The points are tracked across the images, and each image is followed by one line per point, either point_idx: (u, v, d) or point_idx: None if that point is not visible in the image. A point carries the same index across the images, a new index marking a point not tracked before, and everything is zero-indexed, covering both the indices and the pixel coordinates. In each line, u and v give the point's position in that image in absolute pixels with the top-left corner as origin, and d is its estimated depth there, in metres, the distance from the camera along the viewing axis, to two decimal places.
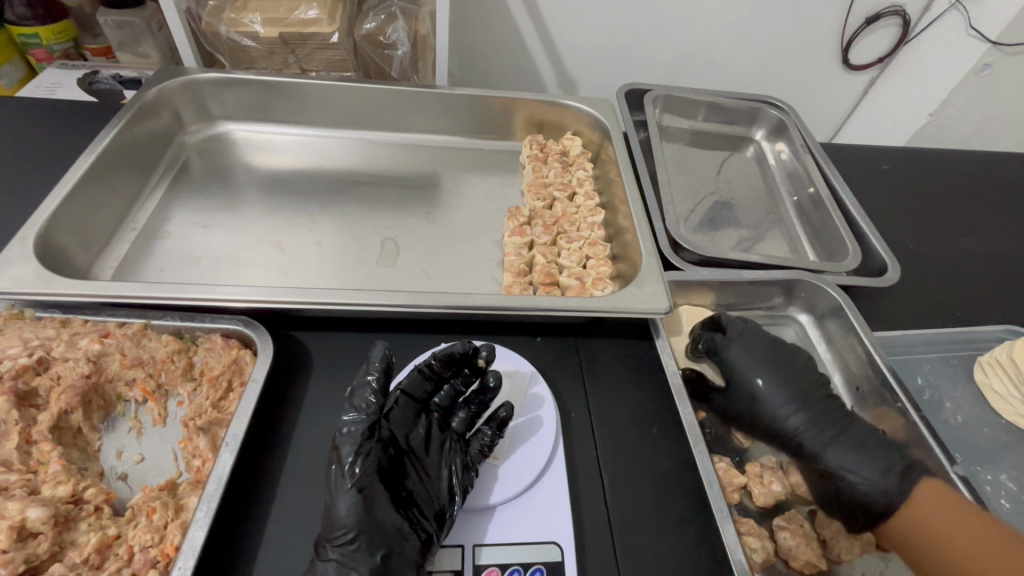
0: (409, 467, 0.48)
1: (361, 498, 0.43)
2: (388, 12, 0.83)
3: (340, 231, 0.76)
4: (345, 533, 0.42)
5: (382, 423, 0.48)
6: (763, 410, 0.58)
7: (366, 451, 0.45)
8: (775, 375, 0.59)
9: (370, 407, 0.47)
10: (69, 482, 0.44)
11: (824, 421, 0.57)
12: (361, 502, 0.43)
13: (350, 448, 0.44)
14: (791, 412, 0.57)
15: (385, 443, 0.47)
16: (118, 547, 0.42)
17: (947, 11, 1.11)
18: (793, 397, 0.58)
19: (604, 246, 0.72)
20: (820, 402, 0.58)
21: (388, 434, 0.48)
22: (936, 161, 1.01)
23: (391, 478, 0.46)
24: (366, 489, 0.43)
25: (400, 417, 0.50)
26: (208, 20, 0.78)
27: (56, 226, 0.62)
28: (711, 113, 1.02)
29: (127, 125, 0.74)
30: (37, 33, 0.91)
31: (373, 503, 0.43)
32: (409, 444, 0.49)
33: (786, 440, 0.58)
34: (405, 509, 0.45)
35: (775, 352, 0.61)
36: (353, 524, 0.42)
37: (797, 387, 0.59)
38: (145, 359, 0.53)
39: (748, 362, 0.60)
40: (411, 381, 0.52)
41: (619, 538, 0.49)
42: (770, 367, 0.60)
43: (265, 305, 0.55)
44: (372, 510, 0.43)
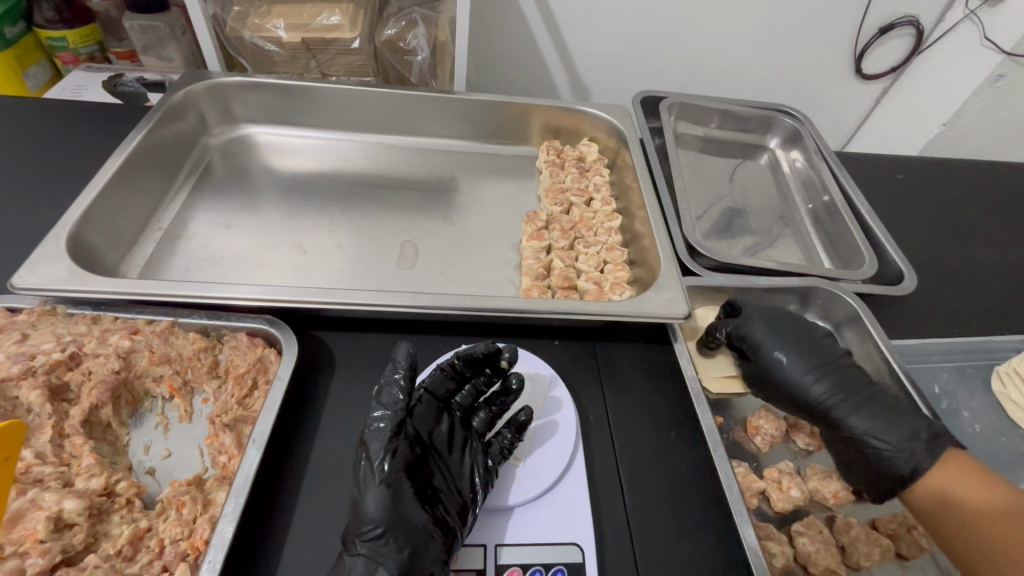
0: (432, 466, 0.48)
1: (389, 494, 0.43)
2: (409, 19, 0.85)
3: (360, 233, 0.77)
4: (372, 527, 0.42)
5: (407, 421, 0.49)
6: (785, 383, 0.58)
7: (393, 447, 0.45)
8: (794, 346, 0.58)
9: (397, 404, 0.47)
10: (103, 474, 0.45)
11: (850, 389, 0.55)
12: (389, 498, 0.43)
13: (378, 446, 0.45)
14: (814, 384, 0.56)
15: (410, 441, 0.47)
16: (150, 540, 0.43)
17: (961, 21, 1.12)
18: (813, 368, 0.57)
19: (621, 251, 0.72)
20: (839, 372, 0.57)
21: (414, 432, 0.49)
22: (951, 171, 1.01)
23: (417, 475, 0.46)
24: (394, 485, 0.44)
25: (422, 416, 0.51)
26: (232, 25, 0.79)
27: (86, 225, 0.63)
28: (726, 120, 1.03)
29: (154, 127, 0.76)
30: (64, 37, 0.94)
31: (400, 500, 0.44)
32: (431, 442, 0.50)
33: (812, 412, 0.56)
34: (430, 506, 0.45)
35: (794, 326, 0.60)
36: (381, 519, 0.43)
37: (820, 360, 0.57)
38: (173, 356, 0.54)
39: (767, 338, 0.59)
40: (434, 382, 0.53)
41: (639, 540, 0.50)
42: (789, 339, 0.59)
43: (291, 305, 0.56)
44: (399, 506, 0.43)
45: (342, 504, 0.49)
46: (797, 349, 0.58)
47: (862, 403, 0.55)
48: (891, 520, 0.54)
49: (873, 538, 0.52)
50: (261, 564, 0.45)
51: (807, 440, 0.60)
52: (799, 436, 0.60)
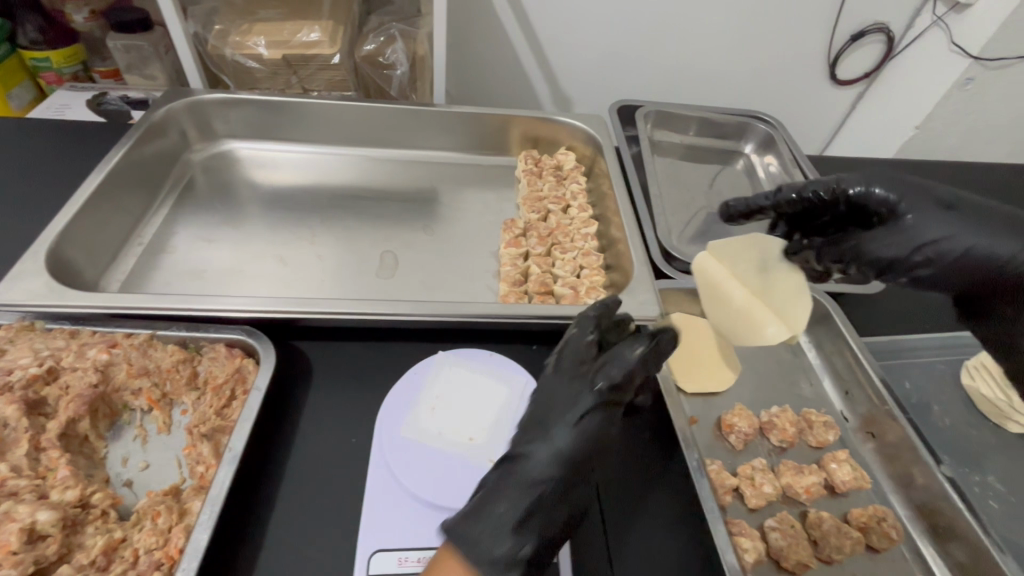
0: (592, 455, 0.47)
1: (538, 497, 0.44)
2: (387, 34, 0.88)
3: (341, 244, 0.78)
4: (516, 528, 0.43)
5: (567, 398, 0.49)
6: (956, 243, 0.54)
7: (592, 437, 0.47)
8: (934, 203, 0.55)
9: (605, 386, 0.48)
10: (77, 486, 0.45)
11: (1012, 230, 0.54)
12: (527, 498, 0.44)
13: (562, 429, 0.47)
14: (984, 235, 0.54)
15: (602, 429, 0.47)
16: (124, 550, 0.43)
17: (930, 27, 1.15)
18: (972, 220, 0.54)
19: (597, 256, 0.73)
20: (992, 219, 0.55)
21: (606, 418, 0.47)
22: (922, 172, 1.04)
23: (583, 466, 0.46)
24: (535, 484, 0.45)
25: (565, 393, 0.49)
26: (214, 43, 0.81)
27: (66, 241, 0.64)
28: (702, 128, 1.05)
29: (136, 143, 0.77)
30: (48, 57, 0.95)
31: (553, 501, 0.45)
32: (599, 425, 0.48)
33: (997, 270, 0.54)
34: (565, 506, 0.45)
35: (920, 188, 0.56)
36: (532, 524, 0.43)
37: (975, 215, 0.55)
38: (151, 369, 0.54)
39: (909, 198, 0.55)
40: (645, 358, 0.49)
41: (613, 540, 0.50)
42: (938, 202, 0.55)
43: (268, 315, 0.57)
44: (546, 509, 0.44)
45: (318, 512, 0.50)
46: (939, 209, 0.55)
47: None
48: (861, 513, 0.55)
49: (844, 531, 0.53)
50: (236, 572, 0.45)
51: (780, 436, 0.60)
52: (773, 433, 0.60)
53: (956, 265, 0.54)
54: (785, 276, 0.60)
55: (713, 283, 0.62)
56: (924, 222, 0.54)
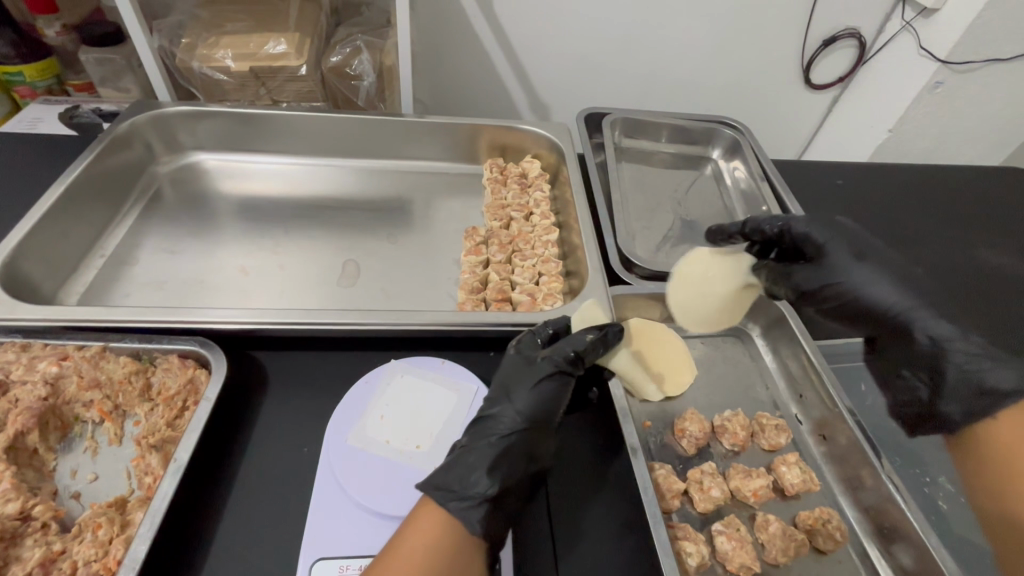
0: (554, 414, 0.53)
1: (508, 450, 0.49)
2: (353, 46, 0.90)
3: (306, 254, 0.79)
4: (495, 478, 0.47)
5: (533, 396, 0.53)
6: (857, 289, 0.62)
7: (549, 396, 0.53)
8: (860, 255, 0.63)
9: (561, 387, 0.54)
10: (18, 499, 0.45)
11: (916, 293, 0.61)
12: (497, 452, 0.49)
13: (522, 393, 0.53)
14: (888, 290, 0.61)
15: (559, 391, 0.54)
16: (63, 562, 0.43)
17: (900, 31, 1.17)
18: (881, 275, 0.61)
19: (556, 263, 0.74)
20: (903, 279, 0.62)
21: (563, 380, 0.54)
22: (890, 176, 1.05)
23: (546, 424, 0.53)
24: (504, 438, 0.50)
25: (482, 429, 0.51)
26: (181, 56, 0.82)
27: (22, 255, 0.64)
28: (671, 134, 1.06)
29: (98, 156, 0.77)
30: (21, 71, 0.96)
31: (522, 453, 0.50)
32: (560, 388, 0.54)
33: (886, 318, 0.61)
34: (531, 457, 0.51)
35: (857, 241, 0.64)
36: (505, 473, 0.48)
37: (886, 272, 0.62)
38: (103, 381, 0.55)
39: (836, 246, 0.63)
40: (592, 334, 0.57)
41: (559, 545, 0.51)
42: (856, 252, 0.63)
43: (221, 326, 0.58)
44: (517, 459, 0.49)
45: (263, 522, 0.50)
46: (863, 260, 0.62)
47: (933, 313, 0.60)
48: (808, 515, 0.55)
49: (790, 534, 0.53)
50: None
51: (732, 440, 0.61)
52: (724, 437, 0.61)
53: (857, 310, 0.62)
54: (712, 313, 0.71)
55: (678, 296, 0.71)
56: (834, 265, 0.62)
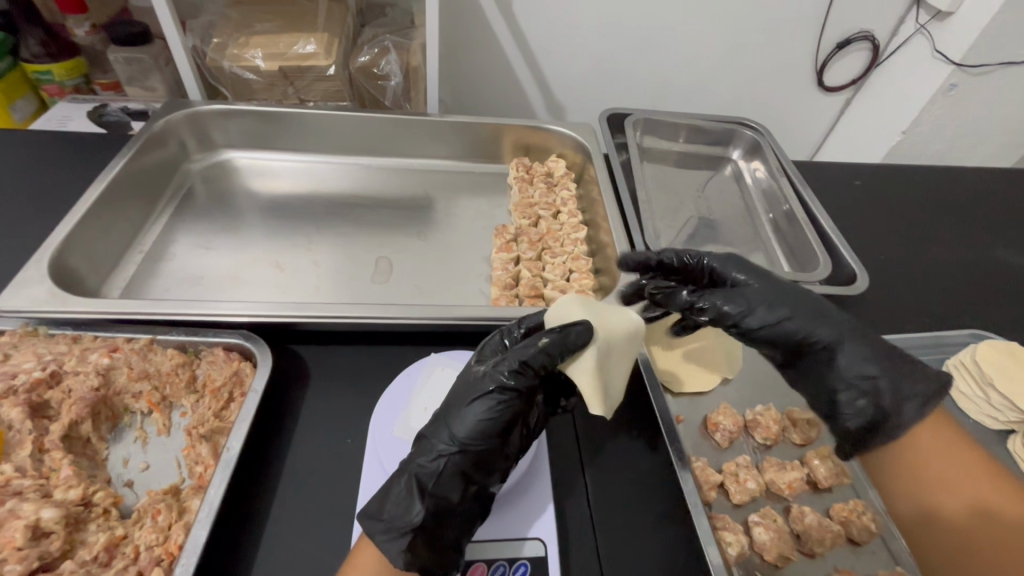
0: (501, 435, 0.48)
1: (437, 477, 0.46)
2: (381, 46, 0.91)
3: (336, 251, 0.80)
4: (420, 506, 0.45)
5: (469, 414, 0.47)
6: (763, 313, 0.52)
7: (490, 416, 0.47)
8: (756, 275, 0.55)
9: (506, 401, 0.47)
10: (80, 485, 0.46)
11: (821, 311, 0.54)
12: (425, 478, 0.46)
13: (461, 413, 0.48)
14: (789, 311, 0.53)
15: (505, 411, 0.47)
16: (125, 547, 0.45)
17: (914, 35, 1.19)
18: (783, 294, 0.53)
19: (586, 260, 0.75)
20: (802, 297, 0.54)
21: (508, 400, 0.47)
22: (907, 176, 1.06)
23: (489, 447, 0.47)
24: (434, 463, 0.46)
25: (420, 449, 0.48)
26: (212, 56, 0.83)
27: (67, 249, 0.65)
28: (690, 134, 1.07)
29: (136, 154, 0.79)
30: (50, 70, 0.97)
31: (457, 478, 0.47)
32: (506, 409, 0.47)
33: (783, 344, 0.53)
34: (471, 482, 0.47)
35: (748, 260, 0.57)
36: (435, 500, 0.45)
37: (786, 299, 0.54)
38: (152, 372, 0.56)
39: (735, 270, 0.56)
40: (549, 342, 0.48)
41: (601, 535, 0.52)
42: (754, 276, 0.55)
43: (266, 319, 0.59)
44: (450, 486, 0.46)
45: (314, 510, 0.51)
46: (762, 278, 0.55)
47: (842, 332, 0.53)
48: (842, 508, 0.56)
49: (825, 525, 0.54)
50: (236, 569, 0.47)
51: (764, 434, 0.62)
52: (757, 431, 0.62)
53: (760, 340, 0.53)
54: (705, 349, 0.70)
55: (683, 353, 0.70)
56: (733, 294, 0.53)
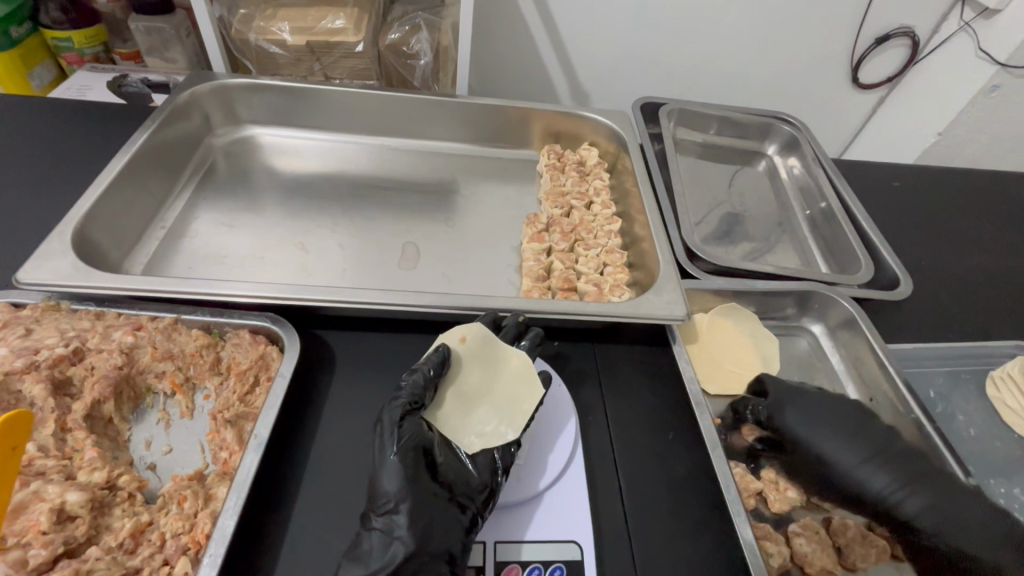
0: (425, 464, 0.47)
1: (390, 540, 0.43)
2: (412, 24, 0.88)
3: (362, 234, 0.78)
4: (394, 556, 0.42)
5: (379, 473, 0.46)
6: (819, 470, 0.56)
7: (403, 461, 0.46)
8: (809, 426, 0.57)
9: (403, 442, 0.47)
10: (105, 468, 0.45)
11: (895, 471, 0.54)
12: (376, 553, 0.43)
13: (380, 475, 0.46)
14: (869, 473, 0.54)
15: (411, 438, 0.47)
16: (151, 534, 0.43)
17: (957, 32, 1.14)
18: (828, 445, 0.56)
19: (620, 254, 0.73)
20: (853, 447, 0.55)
21: (410, 424, 0.48)
22: (946, 179, 1.03)
23: (423, 479, 0.46)
24: (386, 515, 0.44)
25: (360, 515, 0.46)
26: (237, 27, 0.80)
27: (91, 222, 0.63)
28: (725, 127, 1.04)
29: (160, 127, 0.76)
30: (69, 37, 0.94)
31: (415, 520, 0.44)
32: (413, 433, 0.48)
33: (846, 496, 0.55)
34: (432, 517, 0.44)
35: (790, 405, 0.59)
36: (390, 563, 0.42)
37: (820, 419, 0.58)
38: (176, 353, 0.54)
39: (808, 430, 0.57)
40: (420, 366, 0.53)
41: (637, 539, 0.50)
42: (800, 410, 0.58)
43: (296, 302, 0.57)
44: (408, 530, 0.43)
45: (342, 502, 0.49)
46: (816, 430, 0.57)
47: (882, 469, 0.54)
48: None
49: (869, 539, 0.53)
50: (262, 560, 0.45)
51: None
52: None
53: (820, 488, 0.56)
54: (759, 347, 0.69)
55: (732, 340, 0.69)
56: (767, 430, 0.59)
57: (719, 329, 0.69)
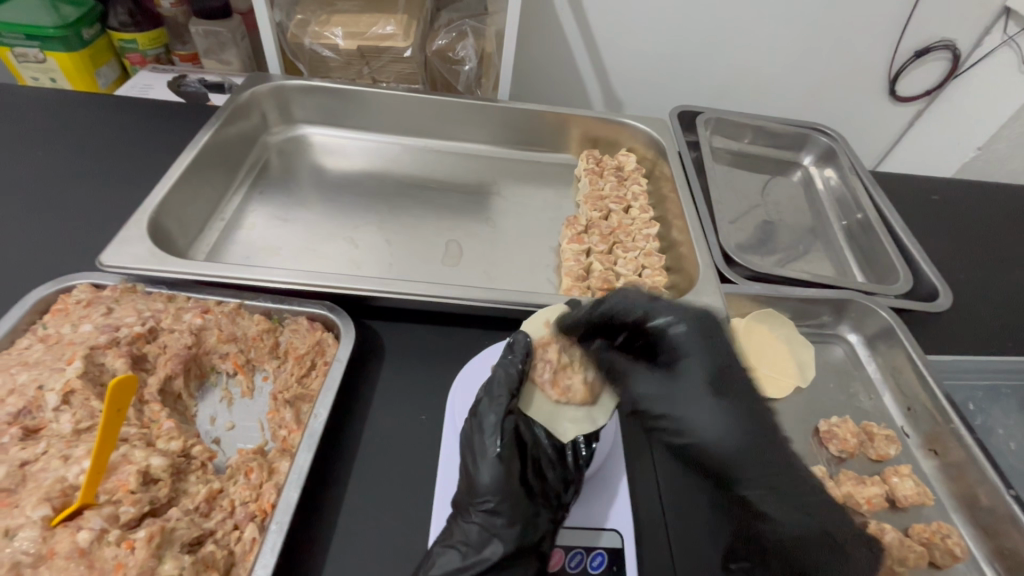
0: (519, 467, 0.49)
1: (483, 535, 0.46)
2: (458, 31, 0.91)
3: (407, 231, 0.81)
4: (489, 554, 0.45)
5: (476, 471, 0.48)
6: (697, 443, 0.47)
7: (501, 460, 0.48)
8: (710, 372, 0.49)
9: (504, 440, 0.49)
10: (181, 438, 0.48)
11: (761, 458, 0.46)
12: (472, 542, 0.46)
13: (476, 473, 0.48)
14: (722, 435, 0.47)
15: (509, 439, 0.49)
16: (222, 500, 0.46)
17: (1000, 46, 1.13)
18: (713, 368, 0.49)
19: (659, 257, 0.74)
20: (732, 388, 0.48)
21: (508, 423, 0.50)
22: (987, 194, 1.02)
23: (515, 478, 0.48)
24: (481, 513, 0.47)
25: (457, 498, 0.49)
26: (294, 31, 0.84)
27: (162, 212, 0.68)
28: (761, 137, 1.05)
29: (222, 125, 0.81)
30: (135, 39, 1.00)
31: (513, 521, 0.47)
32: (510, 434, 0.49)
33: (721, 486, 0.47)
34: (529, 520, 0.47)
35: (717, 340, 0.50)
36: (487, 558, 0.45)
37: (749, 413, 0.47)
38: (239, 336, 0.57)
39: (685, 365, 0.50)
40: (510, 360, 0.53)
41: (675, 534, 0.52)
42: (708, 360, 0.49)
43: (351, 292, 0.60)
44: (507, 531, 0.46)
45: (392, 482, 0.52)
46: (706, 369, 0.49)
47: (760, 461, 0.46)
48: (924, 529, 0.55)
49: (906, 544, 0.53)
50: (320, 531, 0.48)
51: (840, 446, 0.61)
52: (832, 443, 0.61)
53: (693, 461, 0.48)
54: (795, 352, 0.69)
55: (768, 342, 0.70)
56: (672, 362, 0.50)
57: (757, 332, 0.70)
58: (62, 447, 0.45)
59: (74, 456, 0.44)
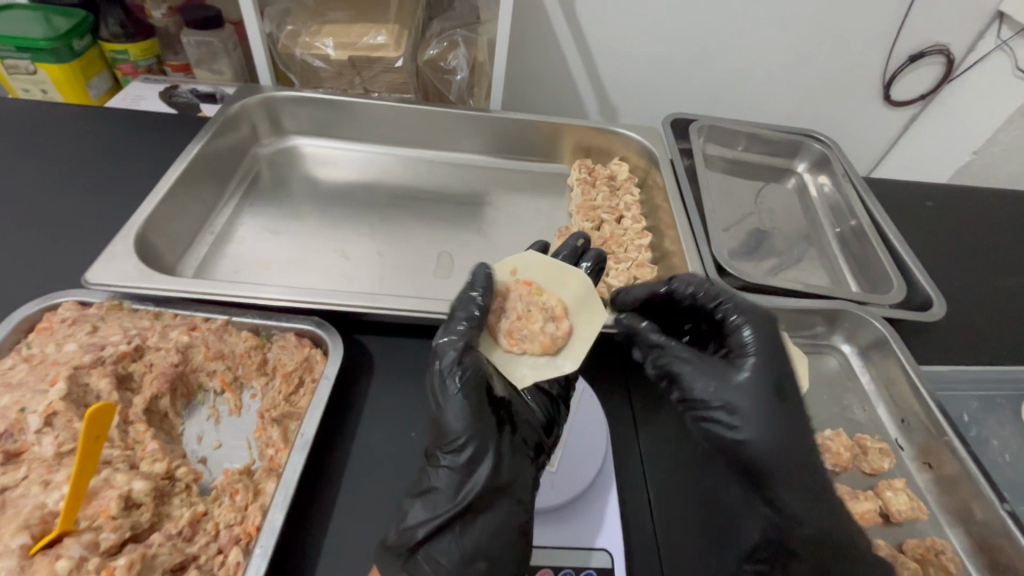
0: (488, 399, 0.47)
1: (461, 472, 0.44)
2: (450, 41, 0.91)
3: (398, 243, 0.80)
4: (467, 491, 0.44)
5: (444, 409, 0.46)
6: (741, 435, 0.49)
7: (469, 394, 0.46)
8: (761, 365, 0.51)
9: (466, 374, 0.47)
10: (165, 460, 0.48)
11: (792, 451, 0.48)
12: (448, 481, 0.44)
13: (445, 411, 0.46)
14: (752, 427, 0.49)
15: (474, 374, 0.47)
16: (206, 523, 0.46)
17: (993, 51, 1.13)
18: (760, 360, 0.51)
19: (651, 268, 0.74)
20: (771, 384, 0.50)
21: (470, 358, 0.48)
22: (981, 200, 1.01)
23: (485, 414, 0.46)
24: (453, 452, 0.45)
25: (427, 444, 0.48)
26: (284, 42, 0.84)
27: (150, 226, 0.67)
28: (755, 144, 1.05)
29: (212, 137, 0.81)
30: (127, 50, 1.00)
31: (485, 449, 0.45)
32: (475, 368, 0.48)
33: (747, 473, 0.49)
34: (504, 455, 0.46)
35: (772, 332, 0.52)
36: (466, 496, 0.43)
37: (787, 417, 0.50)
38: (226, 353, 0.57)
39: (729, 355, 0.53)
40: (470, 296, 0.52)
41: (667, 553, 0.51)
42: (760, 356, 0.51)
43: (340, 308, 0.60)
44: (480, 460, 0.45)
45: (381, 501, 0.51)
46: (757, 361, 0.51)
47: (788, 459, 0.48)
48: (918, 544, 0.55)
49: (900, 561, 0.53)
50: (306, 553, 0.48)
51: (833, 459, 0.61)
52: (826, 456, 0.61)
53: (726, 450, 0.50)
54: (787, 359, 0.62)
55: None
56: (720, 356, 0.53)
57: None
58: (43, 472, 0.44)
59: (55, 481, 0.44)
